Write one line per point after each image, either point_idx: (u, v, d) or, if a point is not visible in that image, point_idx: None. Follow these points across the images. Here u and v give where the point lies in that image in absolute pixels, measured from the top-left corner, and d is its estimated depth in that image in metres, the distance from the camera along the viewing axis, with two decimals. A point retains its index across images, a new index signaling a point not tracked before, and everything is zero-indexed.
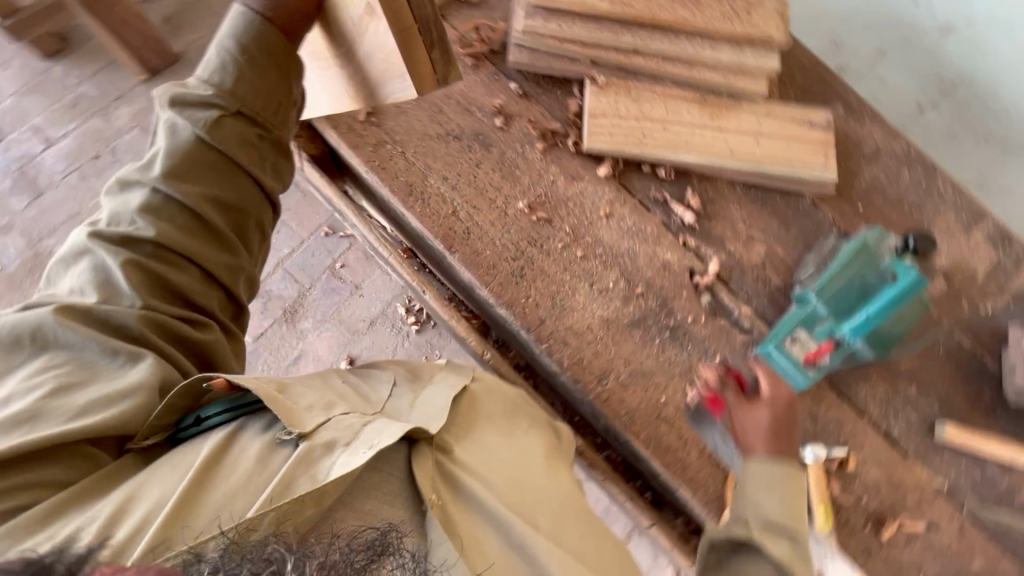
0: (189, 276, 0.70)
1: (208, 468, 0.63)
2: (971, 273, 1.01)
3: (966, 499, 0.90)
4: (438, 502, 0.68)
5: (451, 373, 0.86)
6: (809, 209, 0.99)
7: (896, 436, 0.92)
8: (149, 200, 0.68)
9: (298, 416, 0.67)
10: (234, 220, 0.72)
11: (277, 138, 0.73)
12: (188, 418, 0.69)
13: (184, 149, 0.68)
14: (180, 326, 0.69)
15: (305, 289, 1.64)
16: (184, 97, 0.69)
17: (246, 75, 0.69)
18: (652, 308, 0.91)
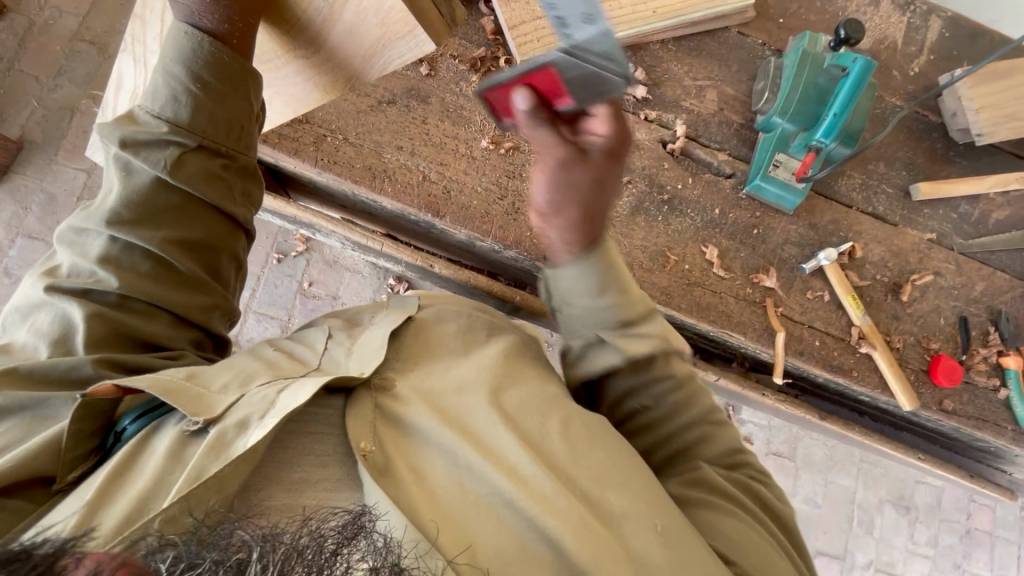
0: (163, 325, 0.58)
1: (113, 477, 0.47)
2: (892, 43, 1.08)
3: (954, 239, 1.01)
4: (373, 450, 0.53)
5: (393, 311, 0.70)
6: (738, 40, 1.02)
7: (883, 212, 1.00)
8: (108, 248, 0.56)
9: (204, 401, 0.51)
10: (207, 262, 0.62)
11: (244, 165, 0.64)
12: (110, 438, 0.52)
13: (146, 193, 0.57)
14: (149, 362, 0.56)
15: (285, 322, 1.57)
16: (135, 137, 0.57)
17: (203, 105, 0.59)
18: (643, 191, 0.93)
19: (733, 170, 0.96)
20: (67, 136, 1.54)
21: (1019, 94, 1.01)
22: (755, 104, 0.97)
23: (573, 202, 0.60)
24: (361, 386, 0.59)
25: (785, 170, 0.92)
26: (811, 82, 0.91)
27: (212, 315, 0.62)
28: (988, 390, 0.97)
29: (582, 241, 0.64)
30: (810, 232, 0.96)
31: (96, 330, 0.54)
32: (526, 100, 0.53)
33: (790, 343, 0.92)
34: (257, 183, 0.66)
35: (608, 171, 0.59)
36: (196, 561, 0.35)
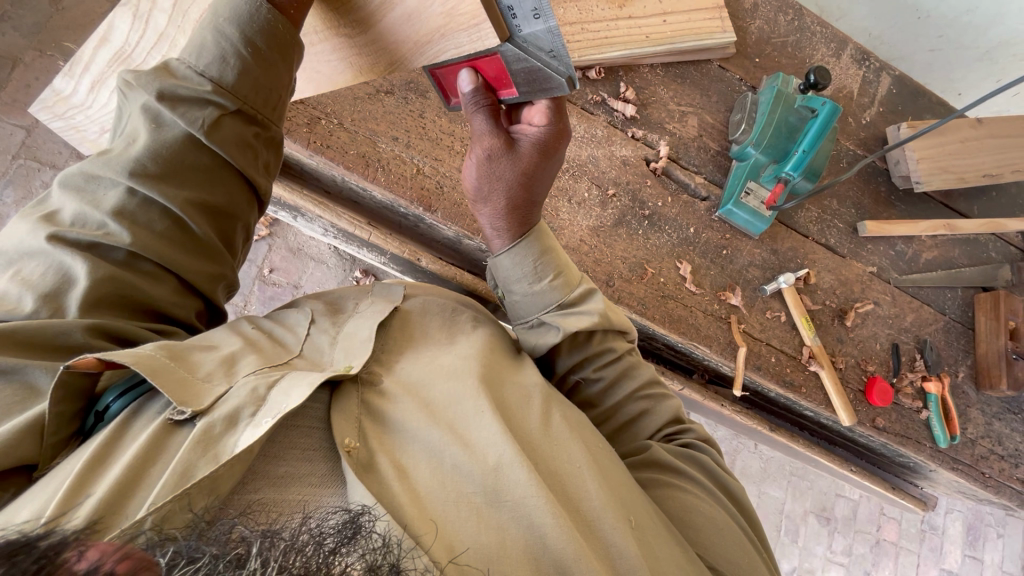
0: (168, 290, 0.55)
1: (91, 465, 0.44)
2: (849, 93, 1.19)
3: (891, 274, 1.12)
4: (357, 446, 0.53)
5: (378, 300, 0.71)
6: (718, 73, 1.09)
7: (834, 244, 1.10)
8: (122, 202, 0.52)
9: (194, 388, 0.49)
10: (221, 229, 0.59)
11: (274, 136, 0.61)
12: (88, 420, 0.50)
13: (175, 149, 0.54)
14: (137, 335, 0.53)
15: (242, 308, 1.49)
16: (174, 90, 0.53)
17: (249, 70, 0.56)
18: (626, 205, 0.97)
19: (708, 193, 1.02)
20: (5, 88, 1.40)
21: (951, 150, 1.15)
22: (733, 135, 1.04)
23: (498, 183, 0.68)
24: (349, 381, 0.58)
25: (754, 199, 1.00)
26: (784, 119, 0.98)
27: (217, 285, 0.60)
28: (912, 410, 1.07)
29: (515, 225, 0.71)
30: (772, 257, 1.04)
31: (97, 290, 0.51)
32: (471, 84, 0.64)
33: (749, 358, 0.98)
34: (279, 157, 0.64)
35: (534, 161, 0.67)
36: (196, 556, 0.33)
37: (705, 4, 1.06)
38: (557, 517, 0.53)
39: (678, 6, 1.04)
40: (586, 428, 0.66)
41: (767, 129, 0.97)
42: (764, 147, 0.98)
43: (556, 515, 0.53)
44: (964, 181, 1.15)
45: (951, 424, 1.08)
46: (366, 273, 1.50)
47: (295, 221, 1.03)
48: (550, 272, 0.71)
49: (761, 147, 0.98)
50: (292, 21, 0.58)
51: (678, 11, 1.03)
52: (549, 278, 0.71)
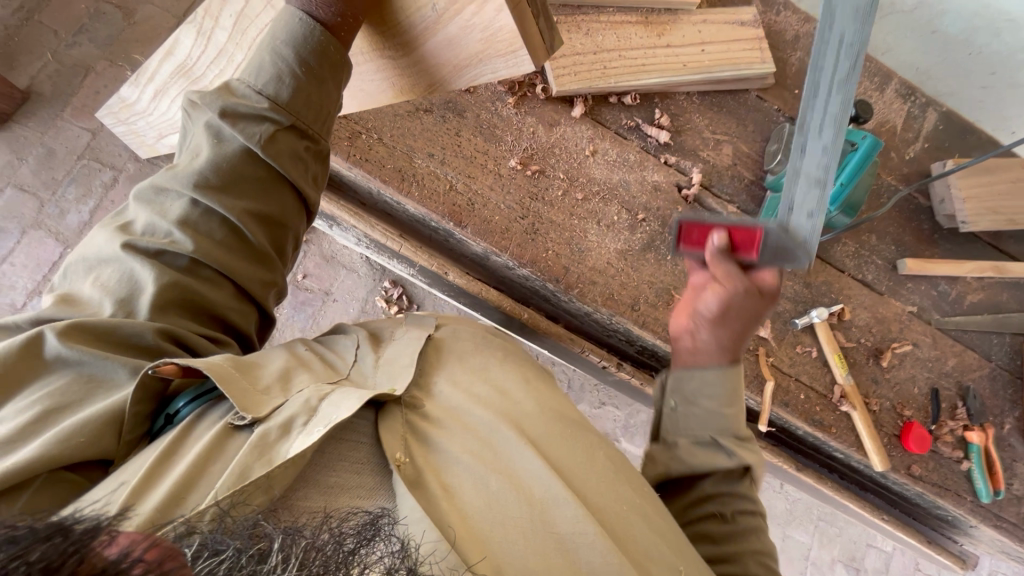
0: (227, 295, 0.58)
1: (156, 466, 0.46)
2: (892, 127, 1.16)
3: (932, 315, 1.08)
4: (405, 461, 0.54)
5: (413, 328, 0.74)
6: (756, 103, 1.09)
7: (871, 280, 1.07)
8: (186, 211, 0.56)
9: (254, 397, 0.52)
10: (273, 237, 0.61)
11: (323, 150, 0.64)
12: (158, 422, 0.52)
13: (236, 163, 0.57)
14: (200, 342, 0.56)
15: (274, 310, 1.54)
16: (234, 107, 0.57)
17: (302, 88, 0.59)
18: (656, 229, 0.96)
19: (740, 222, 1.01)
20: (76, 94, 1.51)
21: (1001, 190, 1.10)
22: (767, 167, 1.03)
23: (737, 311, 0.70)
24: (394, 403, 0.60)
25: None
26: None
27: (267, 292, 0.63)
28: (952, 460, 1.02)
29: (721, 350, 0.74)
30: (805, 290, 1.02)
31: (165, 296, 0.54)
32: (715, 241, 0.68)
33: (777, 393, 0.96)
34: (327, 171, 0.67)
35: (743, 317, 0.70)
36: (220, 548, 0.34)
37: (744, 34, 1.07)
38: (606, 551, 0.53)
39: (717, 35, 1.05)
40: (626, 467, 0.66)
41: None
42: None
43: (605, 549, 0.53)
44: (1014, 223, 1.10)
45: (994, 477, 1.02)
46: (396, 284, 1.54)
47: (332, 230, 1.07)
48: (732, 401, 0.72)
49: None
50: (339, 39, 0.61)
51: (716, 40, 1.04)
52: (729, 416, 0.72)
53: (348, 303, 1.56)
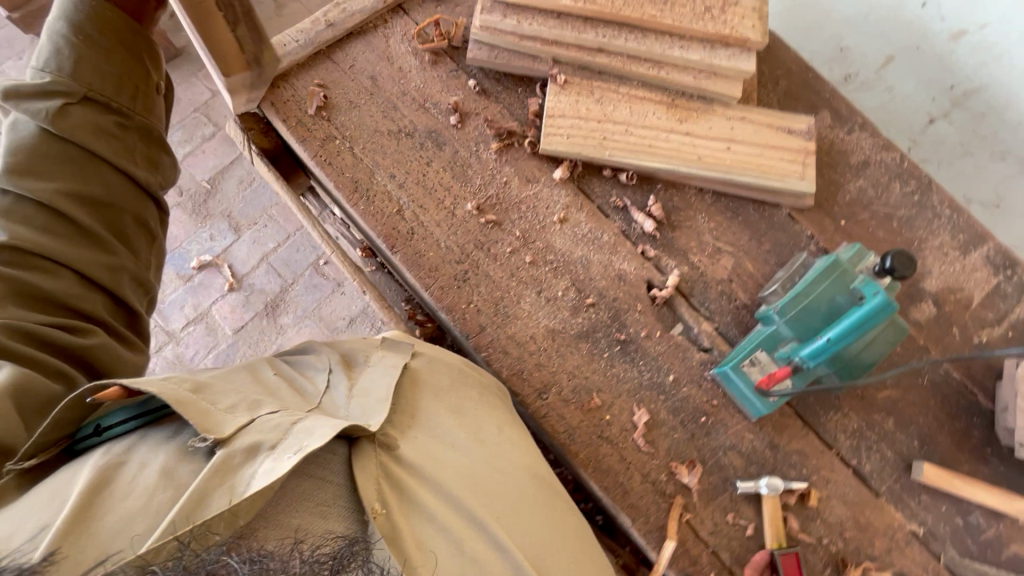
0: (67, 284, 0.67)
1: (89, 493, 0.50)
2: (966, 299, 0.92)
3: (944, 549, 0.82)
4: (383, 512, 0.58)
5: (390, 353, 0.75)
6: (784, 221, 0.94)
7: (867, 472, 0.84)
8: (2, 203, 0.66)
9: (214, 420, 0.56)
10: (105, 218, 0.72)
11: (141, 123, 0.76)
12: (88, 429, 0.58)
13: (39, 147, 0.68)
14: (58, 337, 0.64)
15: (287, 284, 1.64)
16: (20, 90, 0.68)
17: (85, 60, 0.71)
18: (602, 320, 0.86)
19: (710, 345, 0.86)
20: None
21: None
22: (768, 291, 0.88)
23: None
24: (366, 438, 0.62)
25: (756, 372, 0.82)
26: (830, 294, 0.79)
27: (115, 277, 0.72)
28: None
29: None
30: (766, 451, 0.83)
31: None
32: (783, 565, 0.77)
33: (681, 558, 0.78)
34: (157, 148, 0.78)
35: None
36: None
37: (789, 143, 0.93)
38: None
39: (752, 137, 0.93)
40: None
41: (802, 299, 0.80)
42: (791, 318, 0.80)
43: None
44: None
45: None
46: None
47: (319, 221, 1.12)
48: None
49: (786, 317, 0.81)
50: (116, 10, 0.74)
51: (748, 142, 0.92)
52: None
53: (352, 301, 1.62)
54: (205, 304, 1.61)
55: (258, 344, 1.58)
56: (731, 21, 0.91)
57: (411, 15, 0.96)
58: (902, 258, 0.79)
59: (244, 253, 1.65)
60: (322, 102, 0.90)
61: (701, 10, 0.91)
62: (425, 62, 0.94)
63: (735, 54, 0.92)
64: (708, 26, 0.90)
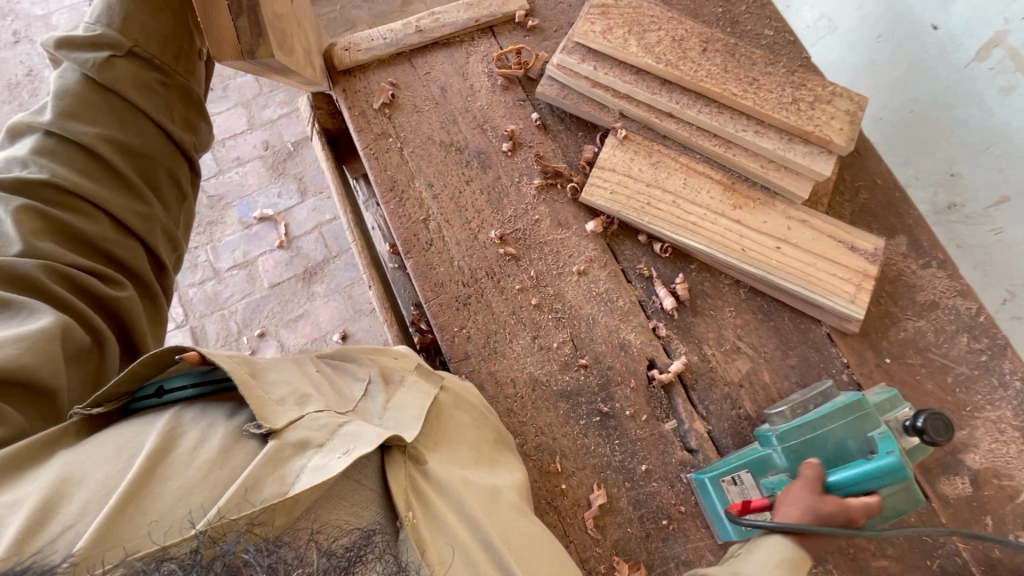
0: (103, 226, 0.67)
1: (153, 459, 0.51)
2: (1014, 489, 0.79)
3: None
4: (412, 518, 0.57)
5: (422, 377, 0.73)
6: (819, 341, 0.86)
7: None
8: (42, 143, 0.66)
9: (269, 407, 0.57)
10: (142, 168, 0.72)
11: (181, 85, 0.77)
12: (147, 389, 0.59)
13: (85, 95, 0.69)
14: (90, 283, 0.64)
15: (330, 256, 1.71)
16: (74, 40, 0.69)
17: (135, 18, 0.73)
18: (590, 385, 0.82)
19: (697, 447, 0.80)
20: None
21: None
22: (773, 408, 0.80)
23: (819, 501, 0.66)
24: (399, 449, 0.62)
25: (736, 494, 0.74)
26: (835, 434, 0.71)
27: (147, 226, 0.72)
28: None
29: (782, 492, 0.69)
30: None
31: (36, 225, 0.62)
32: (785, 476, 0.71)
33: None
34: (194, 110, 0.79)
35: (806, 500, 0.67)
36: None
37: (848, 260, 0.85)
38: None
39: (808, 243, 0.86)
40: None
41: (805, 430, 0.72)
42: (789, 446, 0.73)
43: None
44: None
45: None
46: None
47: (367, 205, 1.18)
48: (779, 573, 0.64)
49: (784, 445, 0.73)
50: None
51: (802, 247, 0.85)
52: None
53: None
54: (254, 254, 1.71)
55: (288, 303, 1.66)
56: (817, 118, 0.85)
57: (498, 39, 0.98)
58: (936, 421, 0.68)
59: (303, 217, 1.75)
60: (388, 100, 0.93)
61: (788, 100, 0.86)
62: (495, 86, 0.95)
63: (813, 153, 0.85)
64: (790, 117, 0.85)
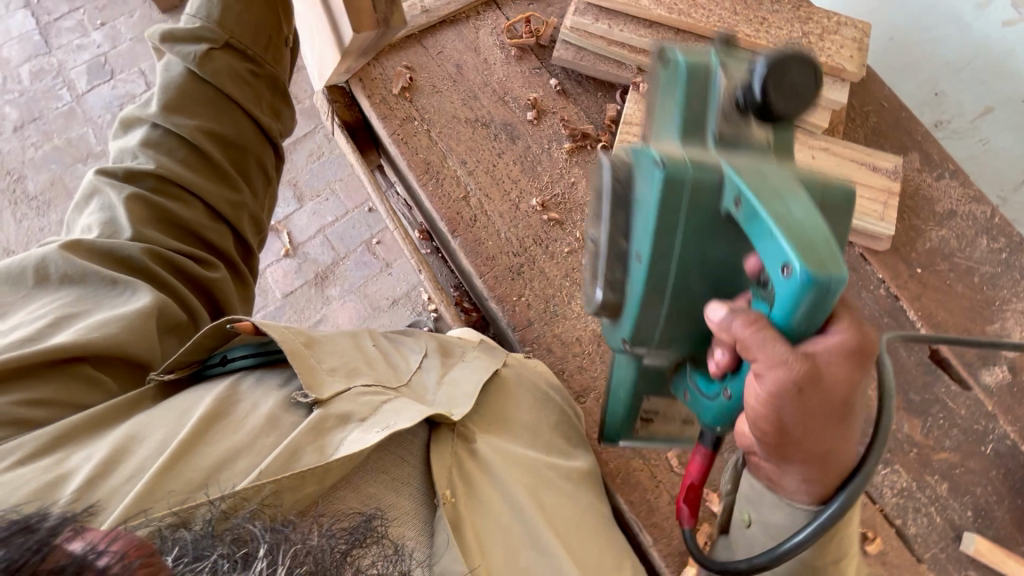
0: (196, 212, 0.72)
1: (205, 422, 0.53)
2: None
3: None
4: (453, 498, 0.59)
5: (484, 354, 0.73)
6: (854, 261, 0.90)
7: (912, 536, 0.80)
8: (150, 134, 0.73)
9: (318, 377, 0.58)
10: (233, 155, 0.77)
11: (269, 74, 0.82)
12: (213, 358, 0.62)
13: (184, 87, 0.75)
14: (189, 267, 0.69)
15: (339, 257, 1.69)
16: (180, 37, 0.76)
17: (232, 12, 0.78)
18: None
19: None
20: None
21: None
22: (598, 292, 0.59)
23: (806, 416, 0.45)
24: (448, 427, 0.64)
25: (659, 428, 0.70)
26: (690, 271, 0.52)
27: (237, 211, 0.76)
28: None
29: (757, 431, 0.47)
30: None
31: (137, 210, 0.68)
32: (723, 357, 0.50)
33: None
34: (282, 97, 0.84)
35: (823, 407, 0.45)
36: (204, 555, 0.37)
37: (872, 180, 0.90)
38: None
39: (834, 169, 0.90)
40: None
41: (653, 304, 0.54)
42: (679, 348, 0.57)
43: None
44: None
45: None
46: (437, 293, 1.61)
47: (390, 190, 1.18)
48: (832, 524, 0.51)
49: (658, 347, 0.57)
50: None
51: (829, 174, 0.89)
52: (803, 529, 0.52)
53: (401, 281, 1.67)
54: (262, 266, 1.68)
55: (305, 311, 1.64)
56: (827, 49, 0.89)
57: (504, 10, 0.98)
58: (783, 74, 0.46)
59: (304, 223, 1.72)
60: (407, 84, 0.93)
61: (799, 35, 0.89)
62: (509, 57, 0.95)
63: (828, 83, 0.89)
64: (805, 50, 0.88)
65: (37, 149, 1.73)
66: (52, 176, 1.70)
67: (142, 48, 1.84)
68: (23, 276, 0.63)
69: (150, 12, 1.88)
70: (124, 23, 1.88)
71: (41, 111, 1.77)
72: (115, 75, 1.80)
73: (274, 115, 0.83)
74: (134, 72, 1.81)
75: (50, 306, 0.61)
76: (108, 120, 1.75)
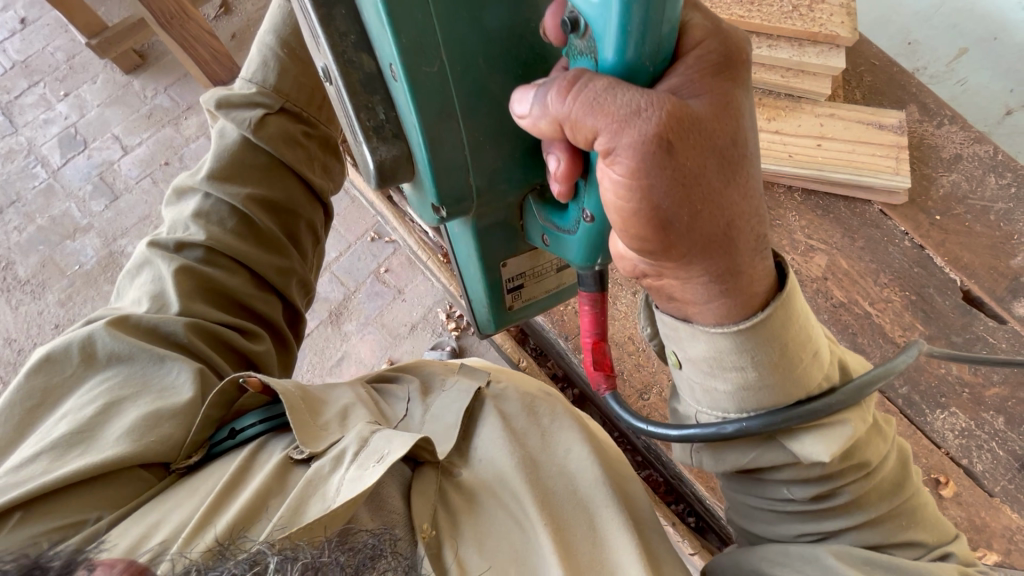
0: (243, 282, 0.66)
1: (219, 495, 0.48)
2: None
3: None
4: (432, 534, 0.50)
5: (465, 377, 0.65)
6: (878, 218, 0.93)
7: (981, 473, 0.82)
8: (201, 206, 0.65)
9: (315, 433, 0.54)
10: (285, 223, 0.70)
11: (322, 136, 0.74)
12: (221, 432, 0.57)
13: (238, 153, 0.67)
14: (235, 338, 0.63)
15: (350, 292, 1.68)
16: (229, 98, 0.68)
17: (288, 72, 0.71)
18: None
19: None
20: None
21: None
22: (368, 153, 0.53)
23: (670, 184, 0.38)
24: (430, 464, 0.55)
25: (533, 288, 0.71)
26: (478, 59, 0.49)
27: (287, 279, 0.70)
28: None
29: (636, 236, 0.41)
30: None
31: (186, 284, 0.61)
32: (558, 170, 0.46)
33: None
34: (335, 158, 0.76)
35: (703, 151, 0.39)
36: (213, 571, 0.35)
37: (883, 138, 0.93)
38: None
39: (844, 132, 0.93)
40: None
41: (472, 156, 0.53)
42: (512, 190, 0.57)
43: None
44: None
45: None
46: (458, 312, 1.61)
47: (408, 221, 1.19)
48: (776, 360, 0.44)
49: (479, 195, 0.56)
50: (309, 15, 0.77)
51: (841, 138, 0.92)
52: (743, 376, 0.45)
53: (417, 305, 1.65)
54: None
55: (324, 351, 1.62)
56: (819, 18, 0.94)
57: None
58: None
59: None
60: None
61: (790, 9, 0.95)
62: None
63: (826, 51, 0.94)
64: (796, 24, 0.94)
65: (21, 231, 1.68)
66: (42, 257, 1.65)
67: (112, 113, 1.80)
68: (66, 357, 0.56)
69: (112, 74, 1.84)
70: (88, 90, 1.83)
71: (17, 192, 1.72)
72: (88, 145, 1.76)
73: (326, 176, 0.75)
74: (108, 139, 1.77)
75: (97, 391, 0.55)
76: (91, 191, 1.71)
